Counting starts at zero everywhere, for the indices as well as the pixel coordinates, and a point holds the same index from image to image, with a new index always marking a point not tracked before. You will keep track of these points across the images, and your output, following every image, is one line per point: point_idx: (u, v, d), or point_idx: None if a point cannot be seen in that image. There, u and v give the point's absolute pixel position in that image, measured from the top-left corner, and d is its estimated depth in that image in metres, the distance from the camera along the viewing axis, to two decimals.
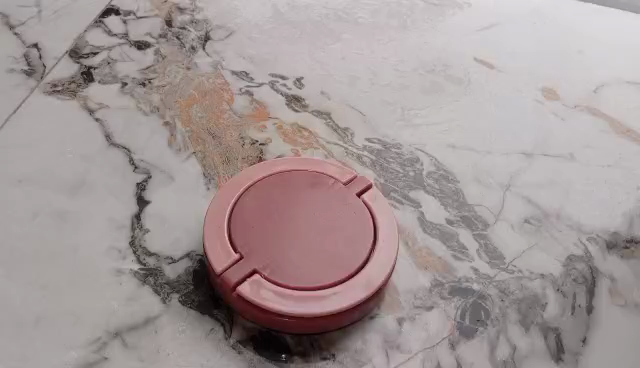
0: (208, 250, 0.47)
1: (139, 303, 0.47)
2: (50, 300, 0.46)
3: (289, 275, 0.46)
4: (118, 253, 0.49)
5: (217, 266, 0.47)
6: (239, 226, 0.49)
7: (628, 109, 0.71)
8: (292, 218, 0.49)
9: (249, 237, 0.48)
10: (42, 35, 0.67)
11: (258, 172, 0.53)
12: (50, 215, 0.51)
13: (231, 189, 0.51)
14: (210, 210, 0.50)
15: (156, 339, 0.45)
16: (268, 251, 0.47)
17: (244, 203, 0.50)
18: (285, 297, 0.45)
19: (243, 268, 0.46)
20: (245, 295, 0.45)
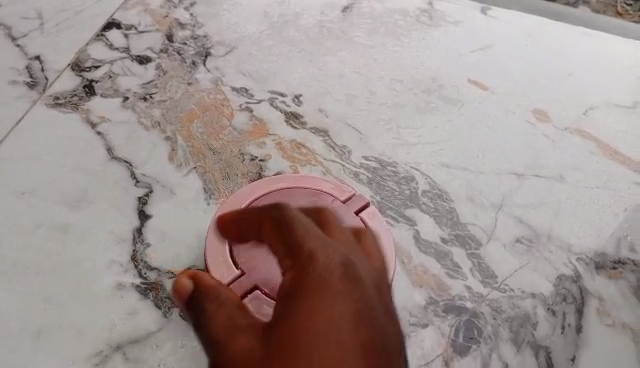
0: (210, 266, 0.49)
1: (140, 317, 0.47)
2: (52, 313, 0.47)
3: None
4: (119, 267, 0.50)
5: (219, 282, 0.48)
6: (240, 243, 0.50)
7: (616, 133, 0.73)
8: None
9: (249, 254, 0.49)
10: (44, 47, 0.68)
11: (259, 188, 0.54)
12: (51, 227, 0.52)
13: (231, 207, 0.52)
14: (211, 229, 0.51)
15: (157, 352, 0.46)
16: (268, 267, 0.48)
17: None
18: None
19: (243, 284, 0.47)
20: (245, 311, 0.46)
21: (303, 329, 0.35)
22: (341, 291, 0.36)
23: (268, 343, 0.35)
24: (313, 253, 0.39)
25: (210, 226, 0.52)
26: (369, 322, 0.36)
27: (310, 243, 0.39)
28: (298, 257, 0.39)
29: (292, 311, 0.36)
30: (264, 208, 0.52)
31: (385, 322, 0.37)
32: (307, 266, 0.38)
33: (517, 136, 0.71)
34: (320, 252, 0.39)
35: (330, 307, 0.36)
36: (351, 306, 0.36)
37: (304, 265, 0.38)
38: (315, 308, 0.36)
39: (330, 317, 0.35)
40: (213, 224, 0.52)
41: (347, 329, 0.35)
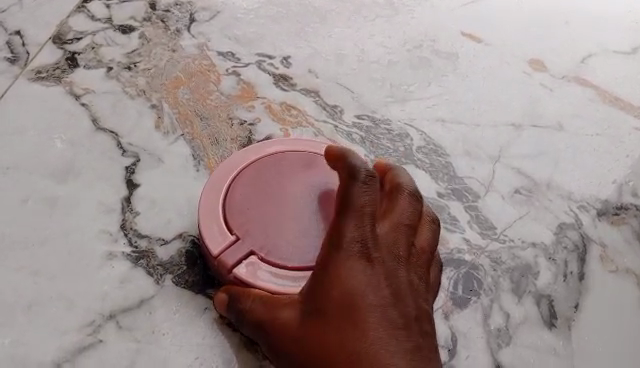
0: (204, 233, 0.47)
1: (133, 285, 0.47)
2: (44, 286, 0.46)
3: (287, 257, 0.46)
4: (109, 237, 0.49)
5: (214, 250, 0.46)
6: (236, 208, 0.48)
7: (616, 78, 0.71)
8: (290, 198, 0.48)
9: (245, 220, 0.48)
10: (24, 21, 0.66)
11: (254, 151, 0.52)
12: (40, 201, 0.51)
13: (225, 172, 0.51)
14: (204, 195, 0.50)
15: (151, 319, 0.45)
16: (266, 233, 0.47)
17: (240, 185, 0.50)
18: (280, 278, 0.45)
19: (239, 250, 0.46)
20: (241, 277, 0.45)
21: (340, 322, 0.40)
22: (370, 284, 0.41)
23: (309, 331, 0.41)
24: (351, 243, 0.40)
25: (202, 192, 0.50)
26: (393, 309, 0.41)
27: (350, 231, 0.40)
28: (337, 244, 0.40)
29: (327, 305, 0.40)
30: (260, 172, 0.50)
31: (406, 303, 0.41)
32: (342, 258, 0.40)
33: (514, 87, 0.69)
34: (357, 243, 0.41)
35: (362, 299, 0.40)
36: (379, 297, 0.41)
37: (344, 253, 0.40)
38: (349, 301, 0.40)
39: (364, 308, 0.40)
40: (206, 190, 0.50)
41: (375, 315, 0.40)
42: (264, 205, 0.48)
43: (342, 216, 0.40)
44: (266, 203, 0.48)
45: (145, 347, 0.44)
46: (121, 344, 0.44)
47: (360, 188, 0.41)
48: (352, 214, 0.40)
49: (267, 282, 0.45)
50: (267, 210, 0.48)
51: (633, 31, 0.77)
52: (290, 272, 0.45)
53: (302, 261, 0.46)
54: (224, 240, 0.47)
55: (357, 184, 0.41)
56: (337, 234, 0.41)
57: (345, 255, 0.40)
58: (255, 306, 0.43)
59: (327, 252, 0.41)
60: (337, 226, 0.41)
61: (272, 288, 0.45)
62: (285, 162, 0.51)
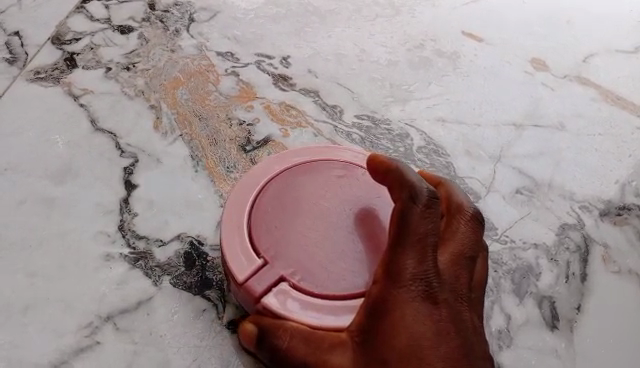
0: (228, 258, 0.45)
1: (130, 287, 0.46)
2: (40, 288, 0.46)
3: (319, 279, 0.43)
4: (107, 238, 0.49)
5: (240, 276, 0.44)
6: (260, 229, 0.46)
7: (618, 78, 0.71)
8: (316, 213, 0.47)
9: (271, 241, 0.45)
10: (22, 21, 0.66)
11: (276, 167, 0.50)
12: (37, 202, 0.51)
13: (245, 191, 0.48)
14: (224, 216, 0.47)
15: (149, 321, 0.45)
16: (295, 253, 0.45)
17: (263, 204, 0.48)
18: (313, 308, 0.42)
19: (267, 276, 0.43)
20: (272, 308, 0.42)
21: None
22: (433, 327, 0.38)
23: None
24: (411, 279, 0.38)
25: (222, 215, 0.47)
26: (463, 360, 0.38)
27: (411, 264, 0.38)
28: (396, 279, 0.38)
29: (387, 351, 0.38)
30: (282, 190, 0.48)
31: (474, 350, 0.39)
32: (404, 301, 0.38)
33: (516, 87, 0.69)
34: (418, 280, 0.38)
35: (427, 345, 0.38)
36: (447, 347, 0.38)
37: (404, 290, 0.38)
38: (412, 346, 0.38)
39: (430, 357, 0.37)
40: (225, 211, 0.47)
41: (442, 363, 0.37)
42: (290, 224, 0.46)
43: (401, 247, 0.39)
44: (290, 222, 0.46)
45: (142, 349, 0.44)
46: (118, 346, 0.44)
47: (418, 213, 0.39)
48: (410, 245, 0.38)
49: (301, 313, 0.42)
50: (294, 228, 0.46)
51: (635, 31, 0.77)
52: (324, 302, 0.43)
53: (335, 287, 0.43)
54: (249, 264, 0.44)
55: (417, 208, 0.39)
56: (397, 268, 0.39)
57: (407, 291, 0.38)
58: (294, 344, 0.40)
59: (386, 287, 0.39)
60: (396, 258, 0.39)
61: (306, 321, 0.42)
62: (305, 176, 0.49)
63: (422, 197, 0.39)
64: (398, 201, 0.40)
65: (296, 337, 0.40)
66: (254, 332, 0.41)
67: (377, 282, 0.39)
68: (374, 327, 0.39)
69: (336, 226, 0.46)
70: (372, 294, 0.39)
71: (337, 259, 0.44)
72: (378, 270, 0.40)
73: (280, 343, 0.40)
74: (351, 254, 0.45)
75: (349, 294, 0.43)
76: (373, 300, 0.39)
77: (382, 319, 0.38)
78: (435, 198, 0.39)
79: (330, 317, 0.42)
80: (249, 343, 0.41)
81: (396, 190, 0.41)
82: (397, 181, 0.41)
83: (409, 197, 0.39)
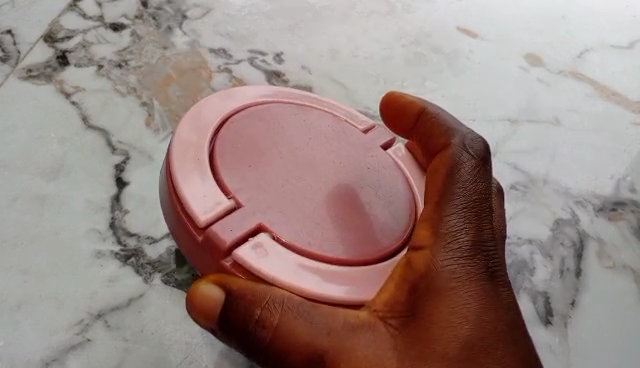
0: (185, 195, 0.40)
1: (121, 284, 0.46)
2: (31, 285, 0.45)
3: (297, 227, 0.40)
4: (98, 235, 0.49)
5: (202, 216, 0.39)
6: (229, 168, 0.42)
7: (613, 73, 0.71)
8: (302, 160, 0.43)
9: (242, 181, 0.41)
10: (15, 19, 0.64)
11: (240, 105, 0.46)
12: (28, 199, 0.50)
13: (203, 126, 0.44)
14: (177, 148, 0.42)
15: (140, 319, 0.45)
16: (272, 196, 0.41)
17: (230, 141, 0.43)
18: (300, 267, 0.38)
19: (242, 224, 0.39)
20: (243, 261, 0.38)
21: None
22: (492, 308, 0.37)
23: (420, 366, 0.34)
24: (472, 249, 0.37)
25: (172, 148, 0.42)
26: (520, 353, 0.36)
27: (468, 232, 0.38)
28: (451, 246, 0.37)
29: (449, 343, 0.35)
30: (249, 126, 0.45)
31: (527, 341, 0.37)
32: (466, 278, 0.37)
33: (512, 84, 0.69)
34: (478, 250, 0.38)
35: (492, 335, 0.36)
36: (507, 338, 0.36)
37: (456, 255, 0.37)
38: (475, 335, 0.36)
39: (495, 348, 0.36)
40: (177, 143, 0.43)
41: (506, 356, 0.36)
42: (265, 163, 0.42)
43: (456, 207, 0.39)
44: (260, 159, 0.42)
45: (133, 347, 0.44)
46: (109, 343, 0.43)
47: (470, 166, 0.41)
48: (466, 203, 0.39)
49: (280, 274, 0.37)
50: (270, 169, 0.42)
51: (630, 26, 0.77)
52: (302, 260, 0.38)
53: (316, 240, 0.39)
54: (212, 204, 0.40)
55: (472, 161, 0.41)
56: (452, 230, 0.38)
57: (461, 257, 0.37)
58: (292, 324, 0.34)
59: (435, 255, 0.37)
60: (450, 219, 0.38)
61: (292, 284, 0.37)
62: (284, 119, 0.45)
63: (474, 148, 0.41)
64: (445, 154, 0.41)
65: (301, 317, 0.34)
66: (228, 305, 0.34)
67: (425, 253, 0.37)
68: (426, 312, 0.36)
69: (318, 173, 0.43)
70: (417, 268, 0.37)
71: (318, 207, 0.41)
72: (420, 239, 0.38)
73: (264, 318, 0.34)
74: (335, 204, 0.41)
75: (327, 253, 0.39)
76: (424, 277, 0.36)
77: (436, 302, 0.36)
78: (486, 151, 0.42)
79: (308, 280, 0.38)
80: (212, 315, 0.34)
81: (437, 136, 0.43)
82: (432, 123, 0.44)
83: (460, 147, 0.41)
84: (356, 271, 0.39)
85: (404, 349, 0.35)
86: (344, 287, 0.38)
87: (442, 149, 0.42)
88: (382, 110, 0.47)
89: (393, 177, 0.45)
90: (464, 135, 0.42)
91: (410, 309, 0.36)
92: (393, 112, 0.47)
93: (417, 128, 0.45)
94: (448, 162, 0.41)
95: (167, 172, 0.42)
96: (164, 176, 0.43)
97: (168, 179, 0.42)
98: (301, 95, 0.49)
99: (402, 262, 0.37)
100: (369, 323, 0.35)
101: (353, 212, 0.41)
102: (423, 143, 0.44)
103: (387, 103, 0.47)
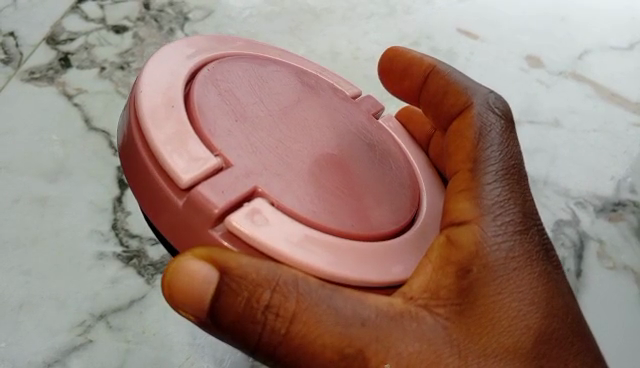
0: (161, 148, 0.32)
1: (123, 285, 0.46)
2: (34, 285, 0.46)
3: (301, 194, 0.33)
4: (100, 236, 0.49)
5: (184, 175, 0.31)
6: (212, 119, 0.34)
7: (612, 74, 0.71)
8: (301, 123, 0.37)
9: (229, 136, 0.34)
10: (16, 21, 0.64)
11: (207, 52, 0.38)
12: (31, 201, 0.50)
13: (172, 71, 0.36)
14: (146, 93, 0.34)
15: (142, 319, 0.45)
16: (270, 157, 0.34)
17: (210, 89, 0.36)
18: (309, 241, 0.32)
19: (236, 188, 0.32)
20: (238, 233, 0.31)
21: (539, 360, 0.32)
22: (555, 291, 0.34)
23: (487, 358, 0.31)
24: (521, 221, 0.35)
25: (141, 92, 0.34)
26: (582, 334, 0.35)
27: (514, 203, 0.36)
28: (500, 216, 0.35)
29: (514, 332, 0.32)
30: (230, 77, 0.37)
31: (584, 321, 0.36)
32: (522, 255, 0.34)
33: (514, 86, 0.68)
34: (529, 220, 0.36)
35: (557, 319, 0.33)
36: (569, 319, 0.34)
37: (508, 230, 0.35)
38: (544, 324, 0.33)
39: (568, 340, 0.34)
40: (143, 86, 0.34)
41: (572, 340, 0.34)
42: (253, 120, 0.35)
43: (496, 172, 0.37)
44: (248, 114, 0.35)
45: (136, 347, 0.44)
46: (111, 343, 0.44)
47: (501, 128, 0.40)
48: (503, 168, 0.38)
49: (284, 249, 0.31)
50: (261, 126, 0.35)
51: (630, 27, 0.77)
52: (306, 230, 0.32)
53: (322, 211, 0.33)
54: (195, 158, 0.32)
55: (503, 123, 0.41)
56: (495, 200, 0.36)
57: (512, 232, 0.35)
58: (312, 313, 0.29)
59: (485, 232, 0.34)
60: (490, 188, 0.36)
61: (301, 261, 0.31)
62: (268, 73, 0.39)
63: (498, 109, 0.41)
64: (470, 115, 0.41)
65: (326, 304, 0.30)
66: (225, 293, 0.29)
67: (472, 229, 0.34)
68: (487, 300, 0.32)
69: (317, 134, 0.37)
70: (465, 246, 0.33)
71: (320, 174, 0.35)
72: (462, 213, 0.35)
73: (276, 306, 0.29)
74: (338, 173, 0.36)
75: (335, 225, 0.33)
76: (478, 257, 0.33)
77: (495, 288, 0.33)
78: (507, 111, 0.42)
79: (317, 258, 0.32)
80: (202, 303, 0.29)
81: (456, 98, 0.42)
82: (444, 81, 0.43)
83: (484, 108, 0.41)
84: (365, 250, 0.33)
85: (468, 342, 0.31)
86: (355, 267, 0.32)
87: (464, 111, 0.41)
88: (383, 77, 0.47)
89: (394, 147, 0.41)
90: (483, 95, 0.42)
91: (466, 297, 0.32)
92: (396, 75, 0.46)
93: (426, 91, 0.44)
94: (473, 124, 0.40)
95: (133, 122, 0.34)
96: (127, 129, 0.34)
97: (136, 131, 0.33)
98: (268, 48, 0.42)
99: (442, 241, 0.34)
100: (411, 311, 0.32)
101: (359, 183, 0.36)
102: (438, 108, 0.43)
103: (387, 69, 0.46)
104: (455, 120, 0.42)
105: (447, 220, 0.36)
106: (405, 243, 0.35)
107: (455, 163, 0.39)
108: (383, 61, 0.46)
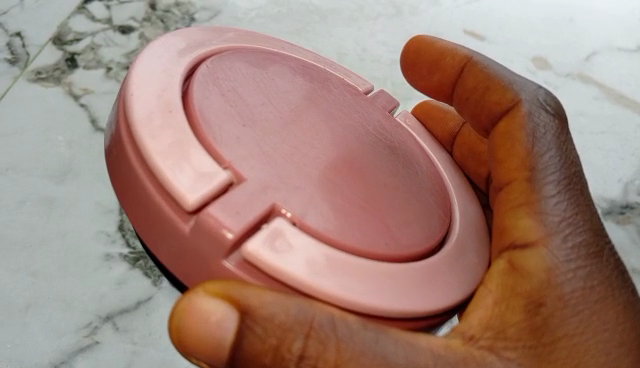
0: (147, 140, 0.17)
1: (131, 287, 0.28)
2: (44, 284, 0.27)
3: (369, 239, 0.18)
4: (108, 236, 0.29)
5: (188, 192, 0.16)
6: (214, 120, 0.18)
7: (620, 76, 0.46)
8: (345, 125, 0.20)
9: (239, 146, 0.18)
10: (23, 21, 0.38)
11: (212, 43, 0.21)
12: (44, 200, 0.30)
13: (170, 48, 0.20)
14: (136, 82, 0.18)
15: (153, 318, 0.27)
16: (319, 197, 0.18)
17: (205, 88, 0.19)
18: (407, 299, 0.17)
19: (256, 199, 0.17)
20: (284, 282, 0.16)
21: None
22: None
23: None
24: (604, 235, 0.19)
25: (129, 94, 0.18)
26: None
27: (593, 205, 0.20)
28: (587, 230, 0.19)
29: None
30: (231, 69, 0.20)
31: None
32: (593, 297, 0.18)
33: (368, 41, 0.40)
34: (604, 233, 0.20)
35: None
36: None
37: (572, 259, 0.18)
38: None
39: None
40: (139, 63, 0.19)
41: None
42: (270, 131, 0.19)
43: (556, 167, 0.20)
44: (256, 118, 0.19)
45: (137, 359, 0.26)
46: (116, 347, 0.26)
47: (553, 129, 0.21)
48: (569, 174, 0.20)
49: (328, 287, 0.16)
50: (300, 160, 0.18)
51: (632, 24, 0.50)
52: (331, 249, 0.17)
53: (411, 265, 0.18)
54: (200, 169, 0.17)
55: (557, 130, 0.21)
56: (563, 216, 0.19)
57: (583, 258, 0.18)
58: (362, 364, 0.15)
59: (553, 258, 0.18)
60: (556, 199, 0.19)
61: (397, 316, 0.17)
62: (273, 65, 0.21)
63: (550, 104, 0.22)
64: (520, 116, 0.22)
65: (409, 360, 0.16)
66: (248, 339, 0.15)
67: (538, 252, 0.18)
68: (572, 358, 0.16)
69: (339, 142, 0.20)
70: (532, 276, 0.18)
71: (344, 187, 0.18)
72: (522, 232, 0.19)
73: (311, 354, 0.15)
74: (362, 183, 0.19)
75: (394, 252, 0.18)
76: (552, 288, 0.17)
77: (583, 336, 0.17)
78: (563, 109, 0.23)
79: (373, 297, 0.17)
80: (218, 354, 0.15)
81: (497, 92, 0.23)
82: (483, 78, 0.23)
83: (535, 103, 0.22)
84: (430, 283, 0.18)
85: None
86: (422, 293, 0.18)
87: (512, 112, 0.22)
88: (402, 75, 0.26)
89: (411, 146, 0.22)
90: (529, 89, 0.22)
91: (545, 336, 0.17)
92: (428, 65, 0.25)
93: (456, 94, 0.24)
94: (523, 120, 0.21)
95: (119, 117, 0.18)
96: (113, 131, 0.18)
97: (123, 125, 0.18)
98: (268, 39, 0.23)
99: (500, 268, 0.18)
100: (476, 357, 0.16)
101: (422, 188, 0.20)
102: (476, 112, 0.23)
103: (408, 66, 0.25)
104: (493, 130, 0.22)
105: (500, 243, 0.19)
106: (483, 261, 0.20)
107: (501, 170, 0.21)
108: (402, 56, 0.25)
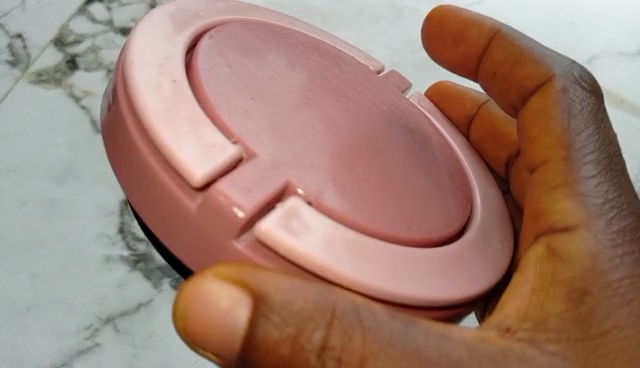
0: (150, 112, 0.16)
1: (132, 289, 0.25)
2: (43, 287, 0.25)
3: (388, 216, 0.17)
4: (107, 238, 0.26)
5: (195, 166, 0.15)
6: (221, 88, 0.17)
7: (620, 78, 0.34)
8: (361, 103, 0.19)
9: (248, 118, 0.16)
10: (23, 22, 0.31)
11: (218, 12, 0.19)
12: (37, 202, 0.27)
13: (170, 16, 0.18)
14: (138, 51, 0.17)
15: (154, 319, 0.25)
16: (335, 173, 0.17)
17: (209, 58, 0.17)
18: (429, 285, 0.16)
19: (265, 178, 0.15)
20: (297, 263, 0.15)
21: None
22: None
23: None
24: None
25: (131, 61, 0.16)
26: None
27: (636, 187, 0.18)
28: (633, 212, 0.17)
29: None
30: (236, 38, 0.18)
31: None
32: None
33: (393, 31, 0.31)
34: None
35: None
36: None
37: (621, 245, 0.17)
38: None
39: None
40: (139, 32, 0.17)
41: None
42: (279, 105, 0.17)
43: (595, 146, 0.19)
44: (266, 91, 0.17)
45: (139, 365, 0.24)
46: (116, 349, 0.24)
47: (588, 105, 0.20)
48: (609, 154, 0.19)
49: (347, 272, 0.15)
50: (306, 137, 0.17)
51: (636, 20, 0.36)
52: (350, 232, 0.16)
53: (432, 247, 0.17)
54: (207, 141, 0.15)
55: (592, 104, 0.20)
56: (606, 197, 0.18)
57: (631, 243, 0.17)
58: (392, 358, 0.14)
59: (597, 243, 0.16)
60: (596, 179, 0.18)
61: (419, 304, 0.16)
62: (279, 41, 0.19)
63: (586, 81, 0.21)
64: (552, 92, 0.20)
65: (442, 353, 0.14)
66: (263, 330, 0.14)
67: (581, 236, 0.17)
68: (620, 350, 0.15)
69: (357, 118, 0.18)
70: (577, 263, 0.16)
71: (360, 166, 0.17)
72: (562, 214, 0.17)
73: (336, 345, 0.14)
74: (380, 162, 0.18)
75: (416, 235, 0.17)
76: (598, 274, 0.16)
77: (632, 328, 0.15)
78: (598, 87, 0.22)
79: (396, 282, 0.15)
80: (229, 345, 0.14)
81: (527, 66, 0.22)
82: (509, 54, 0.22)
83: (569, 79, 0.21)
84: (454, 270, 0.17)
85: None
86: (445, 281, 0.16)
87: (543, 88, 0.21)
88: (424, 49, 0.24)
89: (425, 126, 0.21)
90: (562, 64, 0.21)
91: (591, 328, 0.15)
92: (450, 37, 0.24)
93: (483, 68, 0.23)
94: (557, 98, 0.20)
95: (119, 88, 0.16)
96: (111, 104, 0.17)
97: (123, 97, 0.16)
98: (277, 13, 0.21)
99: (538, 253, 0.17)
100: (515, 350, 0.15)
101: (439, 169, 0.19)
102: (503, 87, 0.22)
103: (432, 37, 0.24)
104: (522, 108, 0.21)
105: (536, 227, 0.18)
106: (506, 247, 0.19)
107: (532, 149, 0.20)
108: (424, 26, 0.24)
